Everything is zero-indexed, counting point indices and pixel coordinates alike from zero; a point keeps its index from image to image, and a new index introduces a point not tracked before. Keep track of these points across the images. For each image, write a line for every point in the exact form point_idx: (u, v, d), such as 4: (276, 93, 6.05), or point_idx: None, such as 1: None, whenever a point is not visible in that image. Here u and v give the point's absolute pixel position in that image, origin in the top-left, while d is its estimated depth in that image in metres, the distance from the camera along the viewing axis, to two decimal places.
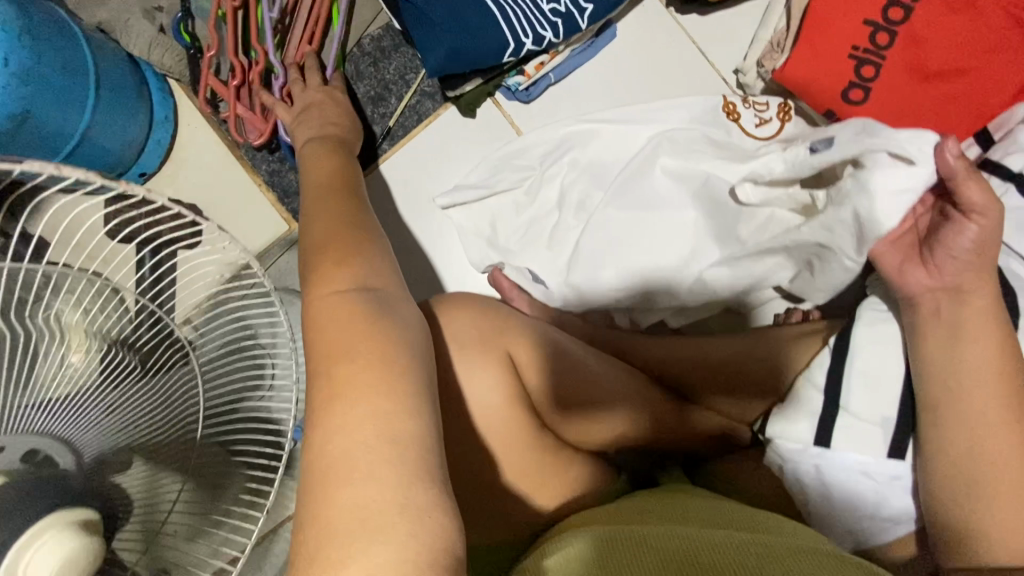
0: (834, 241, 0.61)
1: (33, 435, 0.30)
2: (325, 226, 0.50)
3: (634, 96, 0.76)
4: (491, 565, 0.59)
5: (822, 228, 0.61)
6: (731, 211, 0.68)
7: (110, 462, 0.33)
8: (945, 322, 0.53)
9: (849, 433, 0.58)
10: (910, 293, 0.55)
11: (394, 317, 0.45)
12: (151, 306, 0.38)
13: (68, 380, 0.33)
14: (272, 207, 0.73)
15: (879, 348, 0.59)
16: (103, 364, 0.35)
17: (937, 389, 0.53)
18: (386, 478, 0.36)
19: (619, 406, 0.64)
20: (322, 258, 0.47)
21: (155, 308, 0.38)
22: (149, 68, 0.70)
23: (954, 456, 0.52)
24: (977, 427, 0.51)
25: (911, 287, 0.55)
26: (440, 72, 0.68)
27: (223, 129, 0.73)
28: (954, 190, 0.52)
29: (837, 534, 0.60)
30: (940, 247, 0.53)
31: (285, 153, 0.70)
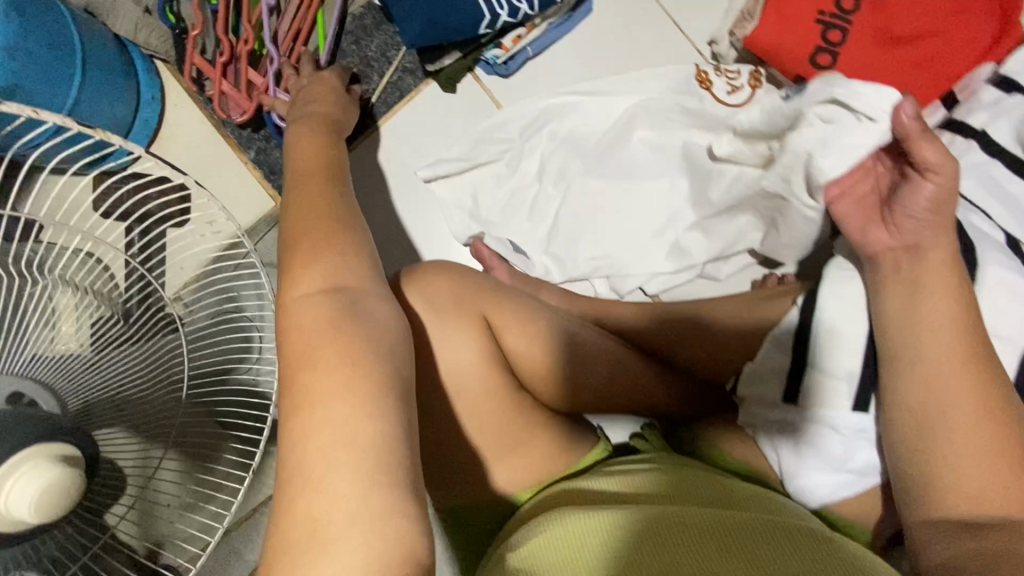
0: (790, 190, 0.65)
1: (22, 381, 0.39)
2: (299, 213, 0.49)
3: (603, 69, 0.77)
4: (467, 521, 0.62)
5: (779, 177, 0.65)
6: (705, 169, 0.71)
7: (93, 420, 0.42)
8: (905, 278, 0.53)
9: (813, 388, 0.57)
10: (871, 252, 0.56)
11: (368, 317, 0.44)
12: (134, 277, 0.47)
13: (59, 344, 0.41)
14: (258, 183, 0.79)
15: (845, 306, 0.57)
16: (90, 331, 0.44)
17: (896, 344, 0.53)
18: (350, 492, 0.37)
19: (597, 366, 0.65)
20: (301, 251, 0.46)
21: (139, 277, 0.47)
22: (136, 49, 0.76)
23: (918, 410, 0.51)
24: (936, 380, 0.51)
25: (873, 245, 0.56)
26: (417, 44, 0.69)
27: (208, 107, 0.79)
28: (910, 150, 0.53)
29: (805, 491, 0.59)
30: (899, 207, 0.55)
31: (271, 131, 0.77)
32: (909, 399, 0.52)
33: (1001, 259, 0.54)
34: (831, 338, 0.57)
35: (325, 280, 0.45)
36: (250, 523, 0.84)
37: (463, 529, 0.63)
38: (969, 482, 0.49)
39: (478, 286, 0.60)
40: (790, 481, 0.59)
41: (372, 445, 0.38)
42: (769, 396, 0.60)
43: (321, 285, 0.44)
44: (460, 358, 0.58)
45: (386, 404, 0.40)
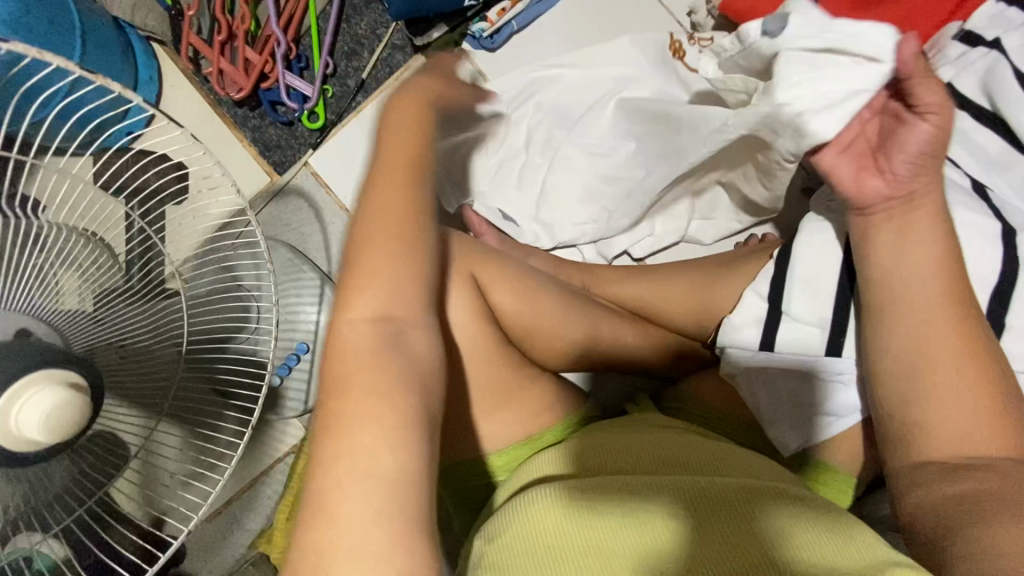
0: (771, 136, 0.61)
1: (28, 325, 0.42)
2: (378, 210, 0.45)
3: (587, 41, 0.80)
4: (459, 478, 0.63)
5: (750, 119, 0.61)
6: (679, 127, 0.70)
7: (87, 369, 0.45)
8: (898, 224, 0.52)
9: (790, 336, 0.60)
10: (865, 203, 0.53)
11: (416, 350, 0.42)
12: (130, 238, 0.49)
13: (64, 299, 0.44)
14: (254, 159, 0.82)
15: (818, 256, 0.59)
16: (93, 287, 0.47)
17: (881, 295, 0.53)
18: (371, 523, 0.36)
19: (583, 323, 0.68)
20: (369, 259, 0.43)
21: (136, 239, 0.50)
22: (133, 31, 0.79)
23: (901, 358, 0.51)
24: (924, 325, 0.50)
25: (869, 196, 0.53)
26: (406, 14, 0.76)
27: (205, 87, 0.82)
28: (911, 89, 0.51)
29: (785, 436, 0.61)
30: (896, 151, 0.52)
31: (266, 107, 0.80)
32: (896, 348, 0.51)
33: (968, 204, 0.57)
34: (807, 287, 0.59)
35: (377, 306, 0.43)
36: (252, 493, 0.86)
37: (455, 487, 0.64)
38: (950, 421, 0.49)
39: (467, 246, 0.63)
40: (768, 428, 0.61)
41: (399, 477, 0.37)
42: (749, 346, 0.62)
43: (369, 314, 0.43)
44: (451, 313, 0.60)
45: (411, 437, 0.38)
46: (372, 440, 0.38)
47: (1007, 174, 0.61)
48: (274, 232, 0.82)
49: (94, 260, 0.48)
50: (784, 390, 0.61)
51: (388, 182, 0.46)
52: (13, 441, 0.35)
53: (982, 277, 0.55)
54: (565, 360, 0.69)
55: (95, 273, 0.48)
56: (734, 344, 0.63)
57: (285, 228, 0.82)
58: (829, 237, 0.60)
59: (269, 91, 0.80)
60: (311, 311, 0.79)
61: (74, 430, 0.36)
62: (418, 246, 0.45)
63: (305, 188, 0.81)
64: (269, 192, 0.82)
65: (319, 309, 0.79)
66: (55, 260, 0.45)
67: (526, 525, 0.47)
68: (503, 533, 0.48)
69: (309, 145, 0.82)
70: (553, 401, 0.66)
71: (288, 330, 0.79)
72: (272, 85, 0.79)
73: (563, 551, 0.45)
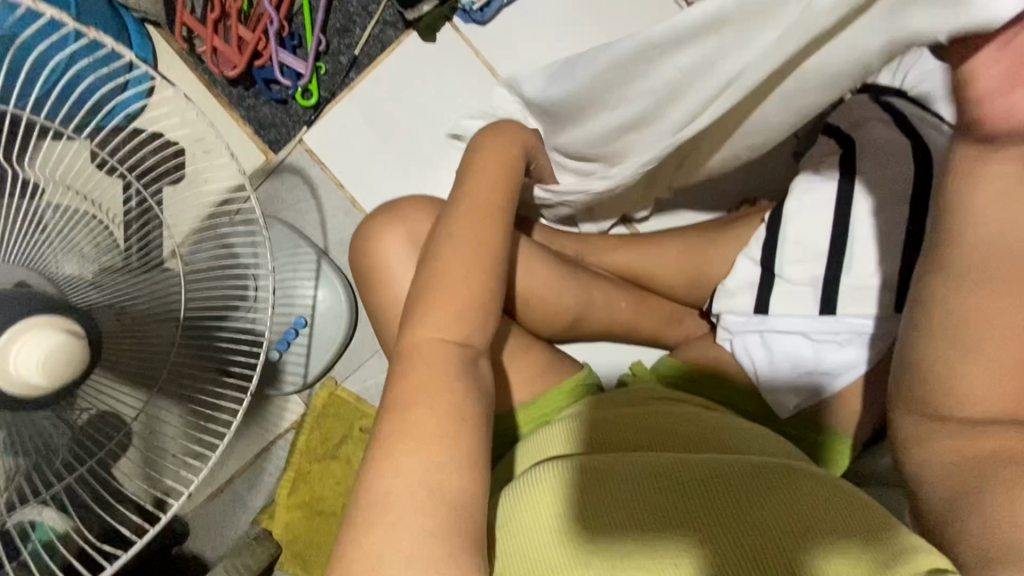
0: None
1: (26, 277, 0.47)
2: (454, 254, 0.52)
3: (578, 14, 0.81)
4: None
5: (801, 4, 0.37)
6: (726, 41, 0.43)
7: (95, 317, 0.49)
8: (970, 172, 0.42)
9: (784, 298, 0.60)
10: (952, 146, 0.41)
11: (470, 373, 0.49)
12: (147, 199, 0.56)
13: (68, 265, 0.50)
14: (249, 138, 0.82)
15: (813, 215, 0.58)
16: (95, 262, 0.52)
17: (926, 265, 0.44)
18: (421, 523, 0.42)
19: (578, 291, 0.68)
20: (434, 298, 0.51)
21: (146, 201, 0.55)
22: (127, 13, 0.79)
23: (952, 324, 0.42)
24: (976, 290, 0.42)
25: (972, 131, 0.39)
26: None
27: (199, 67, 0.82)
28: None
29: (782, 396, 0.61)
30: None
31: (260, 85, 0.81)
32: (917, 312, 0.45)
33: None
34: (799, 245, 0.59)
35: (451, 330, 0.50)
36: (254, 472, 0.87)
37: None
38: (987, 406, 0.42)
39: None
40: (764, 390, 0.61)
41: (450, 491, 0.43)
42: (744, 310, 0.62)
43: (441, 333, 0.49)
44: None
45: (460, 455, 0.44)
46: (428, 453, 0.44)
47: None
48: (272, 210, 0.83)
49: (93, 239, 0.53)
50: (781, 353, 0.60)
51: (467, 225, 0.54)
52: (12, 383, 0.36)
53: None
54: (560, 328, 0.70)
55: (94, 252, 0.53)
56: (729, 309, 0.63)
57: (281, 206, 0.83)
58: (824, 193, 0.58)
59: (262, 69, 0.81)
60: (307, 286, 0.81)
61: (72, 374, 0.37)
62: (491, 284, 0.52)
63: (300, 165, 0.83)
64: (265, 170, 0.83)
65: (316, 285, 0.81)
66: (55, 238, 0.50)
67: (534, 514, 0.48)
68: (514, 514, 0.49)
69: (304, 122, 0.83)
70: (549, 368, 0.67)
71: (290, 307, 0.81)
72: (265, 63, 0.80)
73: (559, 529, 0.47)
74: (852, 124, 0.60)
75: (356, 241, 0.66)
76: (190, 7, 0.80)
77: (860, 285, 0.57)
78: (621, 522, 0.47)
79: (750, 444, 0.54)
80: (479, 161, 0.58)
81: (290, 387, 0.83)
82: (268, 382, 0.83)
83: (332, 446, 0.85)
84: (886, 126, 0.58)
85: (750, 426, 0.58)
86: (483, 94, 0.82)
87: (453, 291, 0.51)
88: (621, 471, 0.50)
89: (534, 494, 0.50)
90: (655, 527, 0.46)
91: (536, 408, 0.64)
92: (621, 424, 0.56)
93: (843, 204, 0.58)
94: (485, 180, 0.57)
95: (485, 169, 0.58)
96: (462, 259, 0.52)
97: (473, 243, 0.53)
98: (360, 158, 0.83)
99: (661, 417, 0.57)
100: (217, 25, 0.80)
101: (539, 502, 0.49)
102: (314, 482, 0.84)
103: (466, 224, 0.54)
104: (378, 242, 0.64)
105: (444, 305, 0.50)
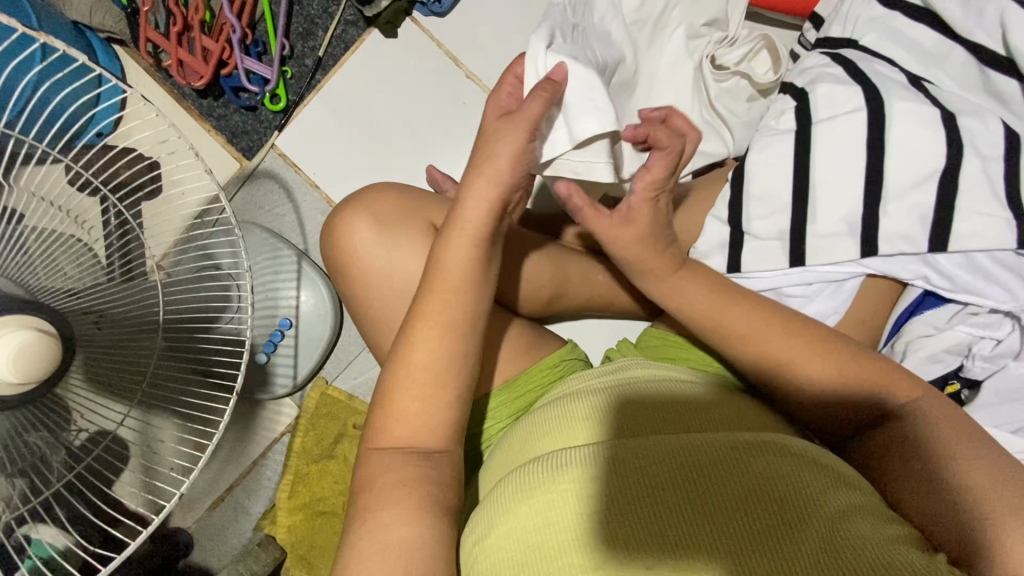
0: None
1: (8, 284, 0.47)
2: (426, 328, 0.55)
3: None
4: None
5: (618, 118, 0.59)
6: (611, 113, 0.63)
7: (78, 325, 0.50)
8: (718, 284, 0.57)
9: (752, 254, 0.60)
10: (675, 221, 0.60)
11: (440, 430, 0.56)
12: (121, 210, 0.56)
13: (54, 275, 0.51)
14: (223, 147, 0.84)
15: (771, 169, 0.59)
16: (83, 271, 0.54)
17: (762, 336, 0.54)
18: (391, 561, 0.48)
19: (550, 267, 0.70)
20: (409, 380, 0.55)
21: (121, 207, 0.55)
22: (92, 33, 0.80)
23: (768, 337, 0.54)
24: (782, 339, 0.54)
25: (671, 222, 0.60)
26: (266, 78, 0.83)
27: (168, 81, 0.85)
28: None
29: None
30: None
31: (229, 93, 0.83)
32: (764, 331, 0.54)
33: (906, 96, 0.57)
34: (763, 200, 0.60)
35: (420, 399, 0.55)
36: (253, 478, 0.87)
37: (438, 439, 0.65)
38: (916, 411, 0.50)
39: (424, 199, 0.67)
40: None
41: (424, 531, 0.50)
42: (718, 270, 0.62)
43: (392, 446, 0.54)
44: (410, 268, 0.64)
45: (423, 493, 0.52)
46: (408, 486, 0.52)
47: (942, 64, 0.60)
48: (249, 215, 0.84)
49: (74, 260, 0.54)
50: None
51: (424, 341, 0.55)
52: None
53: (929, 164, 0.55)
54: (539, 305, 0.72)
55: (77, 273, 0.54)
56: None
57: (258, 211, 0.84)
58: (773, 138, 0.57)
59: (229, 77, 0.83)
60: (290, 288, 0.82)
61: (42, 370, 0.43)
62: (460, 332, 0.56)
63: (274, 169, 0.84)
64: (240, 177, 0.84)
65: (299, 286, 0.82)
66: (38, 262, 0.51)
67: (518, 511, 0.49)
68: (513, 502, 0.49)
69: (275, 126, 0.85)
70: (530, 343, 0.67)
71: (275, 310, 0.82)
72: (232, 71, 0.82)
73: (550, 511, 0.48)
74: (805, 77, 0.62)
75: (326, 226, 0.67)
76: (153, 22, 0.81)
77: (823, 232, 0.57)
78: (611, 500, 0.47)
79: (742, 412, 0.55)
80: (444, 254, 0.55)
81: (281, 389, 0.84)
82: (259, 387, 0.84)
83: (328, 446, 0.84)
84: (837, 77, 0.60)
85: (735, 392, 0.58)
86: (445, 82, 0.83)
87: (422, 403, 0.54)
88: (615, 452, 0.50)
89: (529, 480, 0.50)
90: (642, 503, 0.46)
91: (519, 384, 0.65)
92: (619, 400, 0.55)
93: (800, 153, 0.59)
94: (455, 266, 0.55)
95: (454, 256, 0.55)
96: (425, 379, 0.54)
97: (431, 349, 0.54)
98: (332, 156, 0.84)
99: (653, 386, 0.56)
100: (181, 37, 0.82)
101: (528, 493, 0.49)
102: (312, 484, 0.83)
103: (429, 327, 0.55)
104: (348, 232, 0.65)
105: (417, 401, 0.54)
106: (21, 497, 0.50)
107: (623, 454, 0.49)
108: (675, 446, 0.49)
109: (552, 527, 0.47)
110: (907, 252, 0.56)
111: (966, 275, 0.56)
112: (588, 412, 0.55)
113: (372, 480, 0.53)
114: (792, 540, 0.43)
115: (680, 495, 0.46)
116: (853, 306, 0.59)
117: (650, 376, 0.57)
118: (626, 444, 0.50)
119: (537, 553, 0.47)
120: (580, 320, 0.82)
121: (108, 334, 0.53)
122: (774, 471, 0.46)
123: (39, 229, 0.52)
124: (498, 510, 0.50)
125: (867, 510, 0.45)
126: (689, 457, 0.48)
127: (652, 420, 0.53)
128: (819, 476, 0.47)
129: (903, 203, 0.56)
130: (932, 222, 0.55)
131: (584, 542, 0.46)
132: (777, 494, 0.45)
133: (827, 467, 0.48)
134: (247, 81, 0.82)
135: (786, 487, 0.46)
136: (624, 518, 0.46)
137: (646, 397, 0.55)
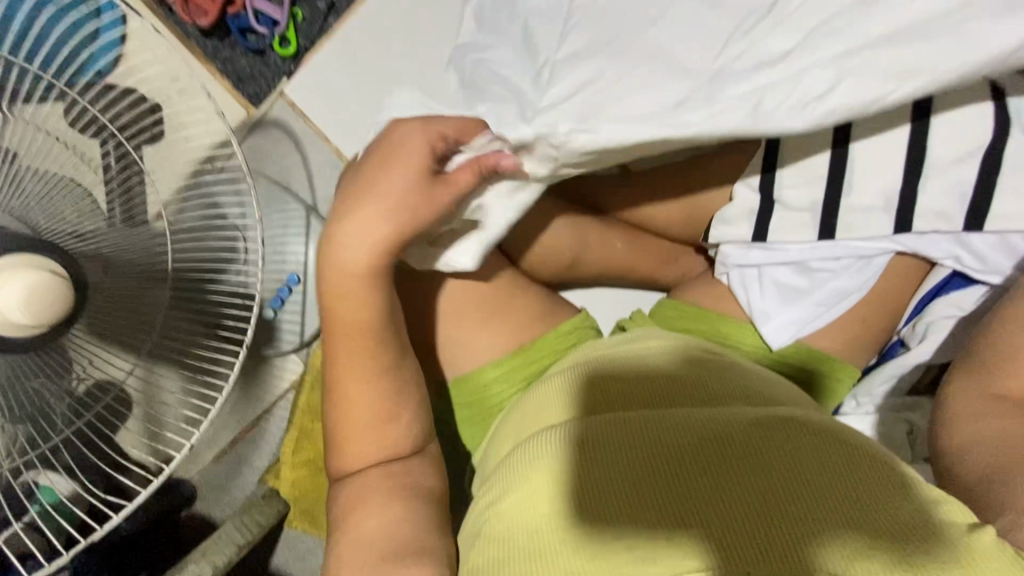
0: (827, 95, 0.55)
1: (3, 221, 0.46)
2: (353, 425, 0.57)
3: None
4: (459, 396, 0.64)
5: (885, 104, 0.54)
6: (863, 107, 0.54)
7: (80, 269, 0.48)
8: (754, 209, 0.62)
9: (780, 226, 0.59)
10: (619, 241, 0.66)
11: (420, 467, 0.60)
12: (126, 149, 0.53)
13: (54, 217, 0.49)
14: (227, 92, 0.81)
15: (814, 137, 0.57)
16: (86, 214, 0.52)
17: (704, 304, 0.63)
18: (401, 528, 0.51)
19: (570, 233, 0.68)
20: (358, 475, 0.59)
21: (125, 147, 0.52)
22: None
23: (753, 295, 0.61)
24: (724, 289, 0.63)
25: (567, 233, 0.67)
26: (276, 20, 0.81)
27: (170, 18, 0.80)
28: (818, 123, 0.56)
29: (775, 328, 0.60)
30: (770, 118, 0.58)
31: (235, 33, 0.81)
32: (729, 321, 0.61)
33: None
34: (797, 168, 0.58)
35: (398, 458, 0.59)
36: (258, 432, 0.87)
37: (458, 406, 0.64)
38: None
39: None
40: (759, 322, 0.60)
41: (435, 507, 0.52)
42: (742, 241, 0.61)
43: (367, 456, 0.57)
44: None
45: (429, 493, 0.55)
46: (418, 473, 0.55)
47: None
48: (258, 166, 0.81)
49: (74, 204, 0.51)
50: (776, 283, 0.60)
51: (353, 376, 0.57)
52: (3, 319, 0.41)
53: (979, 137, 0.53)
54: (556, 271, 0.71)
55: (77, 218, 0.51)
56: (728, 239, 0.62)
57: (266, 159, 0.82)
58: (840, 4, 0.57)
59: (236, 18, 0.81)
60: (298, 244, 0.80)
61: (53, 312, 0.42)
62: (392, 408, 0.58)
63: (283, 118, 0.81)
64: (248, 124, 0.81)
65: (306, 242, 0.80)
66: (33, 202, 0.49)
67: (520, 479, 0.47)
68: (516, 479, 0.47)
69: (283, 72, 0.83)
70: (547, 310, 0.67)
71: (282, 264, 0.80)
72: (238, 11, 0.80)
73: (544, 491, 0.45)
74: None
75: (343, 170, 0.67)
76: None
77: (859, 207, 0.56)
78: (615, 488, 0.44)
79: (759, 391, 0.51)
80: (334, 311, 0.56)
81: (287, 345, 0.83)
82: (262, 340, 0.83)
83: None
84: None
85: (757, 367, 0.56)
86: None
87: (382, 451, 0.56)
88: (617, 436, 0.47)
89: (527, 464, 0.47)
90: (644, 492, 0.43)
91: (534, 349, 0.64)
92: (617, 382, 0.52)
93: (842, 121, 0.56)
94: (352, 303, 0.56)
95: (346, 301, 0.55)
96: (363, 383, 0.57)
97: (365, 373, 0.57)
98: (346, 107, 0.80)
99: (657, 367, 0.53)
100: None
101: (528, 469, 0.47)
102: (317, 440, 0.83)
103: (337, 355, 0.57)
104: None
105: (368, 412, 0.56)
106: (27, 443, 0.49)
107: (618, 436, 0.46)
108: (678, 415, 0.47)
109: (549, 489, 0.45)
110: (940, 232, 0.56)
111: (1001, 257, 0.55)
112: (588, 395, 0.52)
113: (355, 496, 0.55)
114: (818, 521, 0.39)
115: (681, 483, 0.43)
116: (877, 283, 0.59)
117: (668, 358, 0.55)
118: (639, 419, 0.48)
119: (533, 542, 0.43)
120: (595, 288, 0.80)
121: (112, 279, 0.51)
122: (786, 453, 0.43)
123: (37, 169, 0.50)
124: (502, 494, 0.48)
125: (903, 490, 0.41)
126: (691, 430, 0.46)
127: (655, 399, 0.51)
128: (832, 447, 0.44)
129: (945, 179, 0.54)
130: (970, 202, 0.54)
131: (575, 524, 0.43)
132: (788, 476, 0.42)
133: (860, 447, 0.44)
134: (252, 19, 0.80)
135: (803, 469, 0.42)
136: (622, 494, 0.43)
137: (650, 379, 0.52)
